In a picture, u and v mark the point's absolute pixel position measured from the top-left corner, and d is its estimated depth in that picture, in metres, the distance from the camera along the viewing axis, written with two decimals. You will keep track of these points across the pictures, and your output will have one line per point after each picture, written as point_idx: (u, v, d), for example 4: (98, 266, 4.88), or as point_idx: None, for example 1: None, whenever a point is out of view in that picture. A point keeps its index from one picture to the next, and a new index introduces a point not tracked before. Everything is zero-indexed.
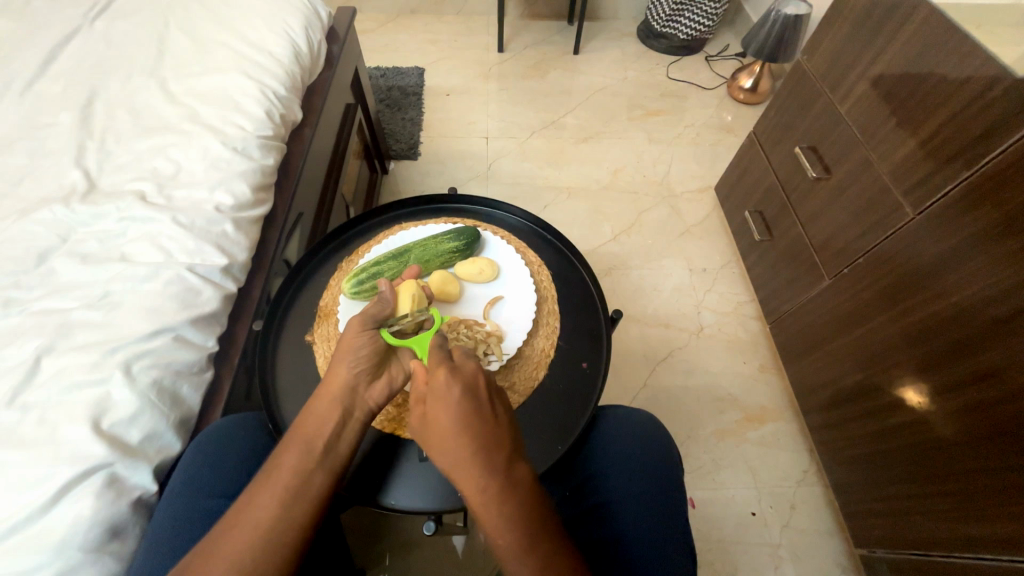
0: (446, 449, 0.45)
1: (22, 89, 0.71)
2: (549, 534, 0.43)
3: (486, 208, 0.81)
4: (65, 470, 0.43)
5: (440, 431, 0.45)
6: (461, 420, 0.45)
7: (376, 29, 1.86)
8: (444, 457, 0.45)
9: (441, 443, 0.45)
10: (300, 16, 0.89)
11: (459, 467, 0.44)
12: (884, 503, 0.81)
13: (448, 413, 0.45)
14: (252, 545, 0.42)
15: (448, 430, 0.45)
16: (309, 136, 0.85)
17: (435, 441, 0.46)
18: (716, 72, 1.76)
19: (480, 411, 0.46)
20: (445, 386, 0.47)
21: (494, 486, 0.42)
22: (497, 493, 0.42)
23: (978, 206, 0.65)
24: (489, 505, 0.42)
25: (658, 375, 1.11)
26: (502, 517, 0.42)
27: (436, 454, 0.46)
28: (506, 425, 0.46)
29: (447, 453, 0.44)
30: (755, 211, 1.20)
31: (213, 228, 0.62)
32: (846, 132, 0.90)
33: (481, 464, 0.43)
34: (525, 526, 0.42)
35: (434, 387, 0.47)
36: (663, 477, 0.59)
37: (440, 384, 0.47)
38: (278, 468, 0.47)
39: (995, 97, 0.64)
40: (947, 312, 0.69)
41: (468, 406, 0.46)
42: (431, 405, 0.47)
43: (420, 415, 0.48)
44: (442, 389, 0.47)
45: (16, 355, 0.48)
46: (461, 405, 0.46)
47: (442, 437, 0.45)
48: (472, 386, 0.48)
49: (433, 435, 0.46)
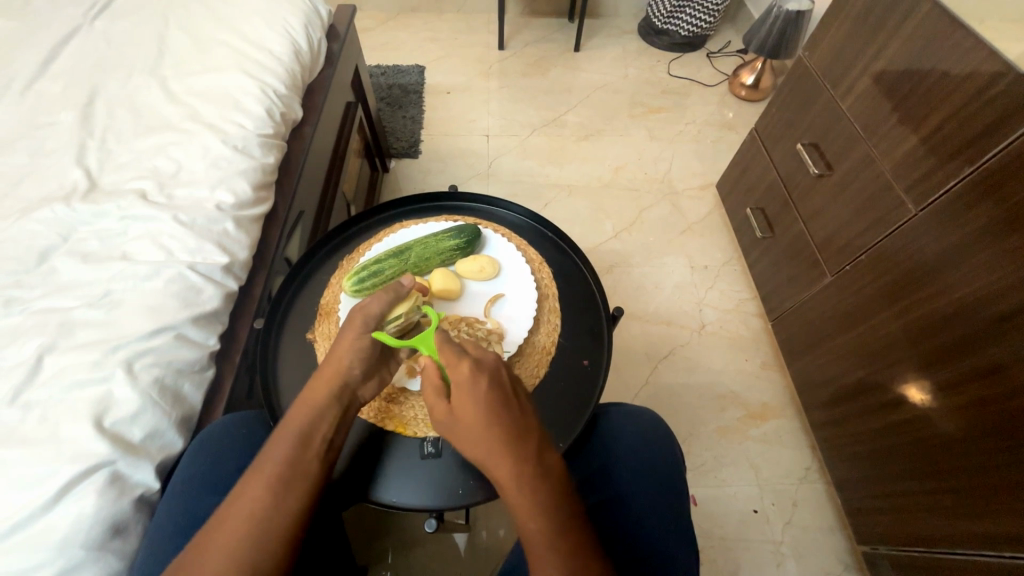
0: (475, 439, 0.45)
1: (22, 89, 0.71)
2: (575, 518, 0.43)
3: (488, 206, 0.81)
4: (67, 468, 0.43)
5: (467, 422, 0.46)
6: (488, 411, 0.45)
7: (376, 27, 1.86)
8: (474, 448, 0.45)
9: (470, 433, 0.45)
10: (300, 14, 0.89)
11: (489, 455, 0.44)
12: (887, 500, 0.81)
13: (475, 403, 0.46)
14: (248, 536, 0.42)
15: (476, 421, 0.45)
16: (309, 135, 0.85)
17: (463, 433, 0.46)
18: (717, 68, 1.75)
19: (505, 401, 0.47)
20: (470, 378, 0.47)
21: (524, 471, 0.43)
22: (527, 480, 0.43)
23: (980, 202, 0.65)
24: (519, 490, 0.43)
25: (659, 373, 1.10)
26: (533, 502, 0.42)
27: (464, 445, 0.46)
28: (531, 413, 0.47)
29: (476, 444, 0.45)
30: (756, 208, 1.19)
31: (213, 227, 0.62)
32: (847, 128, 0.90)
33: (512, 451, 0.44)
34: (554, 510, 0.42)
35: (458, 379, 0.47)
36: (664, 472, 0.59)
37: (465, 376, 0.47)
38: (270, 461, 0.47)
39: (998, 92, 0.64)
40: (949, 309, 0.68)
41: (494, 396, 0.46)
42: (456, 397, 0.47)
43: (444, 409, 0.48)
44: (467, 380, 0.47)
45: (17, 355, 0.48)
46: (488, 395, 0.46)
47: (471, 428, 0.45)
48: (496, 377, 0.48)
49: (461, 427, 0.46)
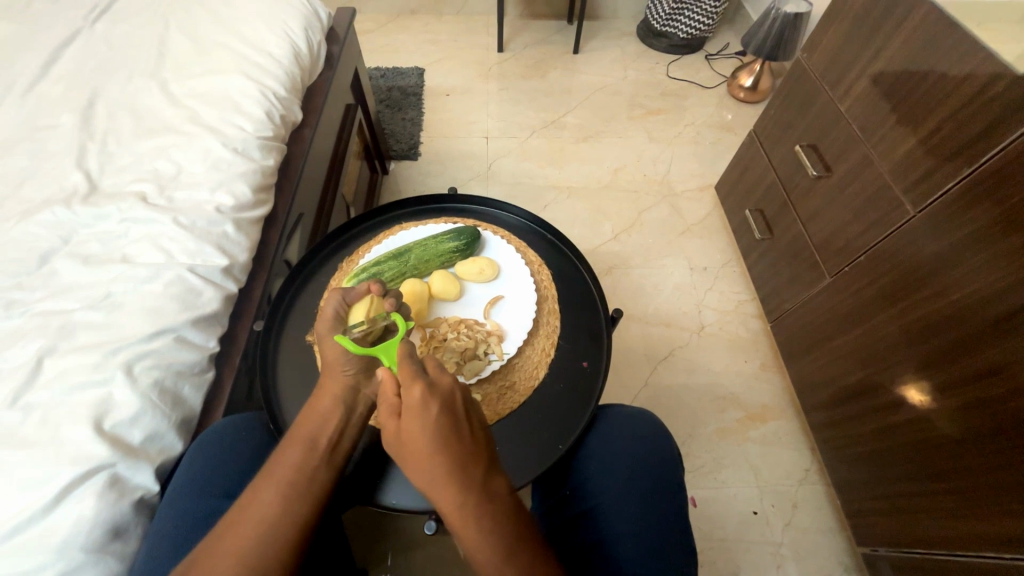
0: (423, 466, 0.41)
1: (24, 91, 0.71)
2: (532, 548, 0.40)
3: (489, 208, 0.81)
4: (67, 471, 0.43)
5: (417, 447, 0.42)
6: (437, 436, 0.42)
7: (376, 29, 1.86)
8: (420, 474, 0.41)
9: (417, 461, 0.42)
10: (300, 16, 0.89)
11: (435, 485, 0.40)
12: (886, 501, 0.81)
13: (424, 428, 0.42)
14: (261, 537, 0.42)
15: (424, 447, 0.42)
16: (309, 136, 0.85)
17: (411, 459, 0.42)
18: (716, 70, 1.76)
19: (458, 427, 0.43)
20: (421, 399, 0.44)
21: (473, 500, 0.40)
22: (474, 509, 0.39)
23: (978, 203, 0.65)
24: (468, 521, 0.39)
25: (658, 374, 1.10)
26: (481, 531, 0.39)
27: (412, 474, 0.42)
28: (484, 440, 0.44)
29: (423, 470, 0.41)
30: (755, 209, 1.20)
31: (213, 229, 0.62)
32: (846, 130, 0.90)
33: (460, 478, 0.40)
34: (504, 539, 0.39)
35: (409, 400, 0.44)
36: (664, 472, 0.59)
37: (416, 399, 0.44)
38: (282, 465, 0.47)
39: (995, 93, 0.64)
40: (947, 310, 0.69)
41: (447, 422, 0.43)
42: (406, 419, 0.43)
43: (394, 431, 0.44)
44: (418, 402, 0.43)
45: (16, 357, 0.48)
46: (439, 419, 0.43)
47: (419, 454, 0.42)
48: (449, 399, 0.45)
49: (408, 452, 0.43)
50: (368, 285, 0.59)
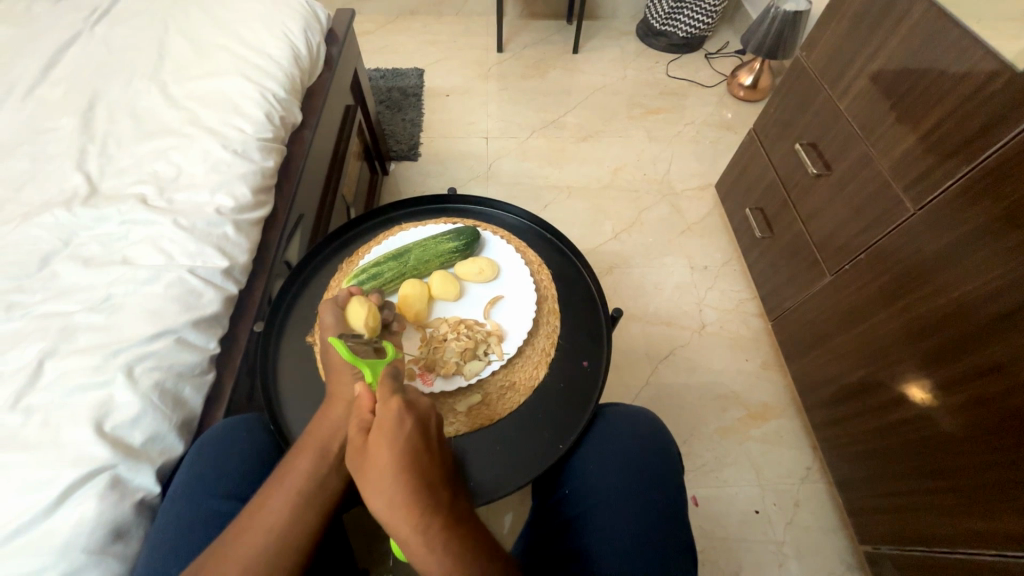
0: (384, 482, 0.41)
1: (24, 94, 0.71)
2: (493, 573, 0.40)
3: (488, 209, 0.81)
4: (67, 474, 0.43)
5: (380, 465, 0.42)
6: (406, 454, 0.43)
7: (376, 31, 1.87)
8: (379, 493, 0.41)
9: (379, 476, 0.42)
10: (298, 18, 0.89)
11: (397, 505, 0.40)
12: (888, 498, 0.81)
13: (394, 444, 0.43)
14: (268, 547, 0.42)
15: (390, 462, 0.42)
16: (309, 138, 0.86)
17: (372, 477, 0.42)
18: (715, 69, 1.76)
19: (425, 448, 0.45)
20: (397, 416, 0.45)
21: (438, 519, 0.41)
22: (435, 531, 0.40)
23: (978, 201, 0.65)
24: (427, 542, 0.39)
25: (659, 373, 1.10)
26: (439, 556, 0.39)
27: (370, 492, 0.42)
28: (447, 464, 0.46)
29: (382, 489, 0.41)
30: (756, 208, 1.19)
31: (213, 230, 0.62)
32: (845, 129, 0.90)
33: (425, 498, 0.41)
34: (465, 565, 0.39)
35: (384, 416, 0.45)
36: (663, 471, 0.60)
37: (391, 414, 0.45)
38: (293, 471, 0.47)
39: (994, 91, 0.64)
40: (948, 308, 0.69)
41: (417, 442, 0.44)
42: (376, 432, 0.44)
43: (357, 447, 0.45)
44: (393, 418, 0.45)
45: (17, 359, 0.49)
46: (410, 438, 0.44)
47: (382, 470, 0.42)
48: (423, 420, 0.47)
49: (371, 469, 0.43)
50: (351, 291, 0.61)
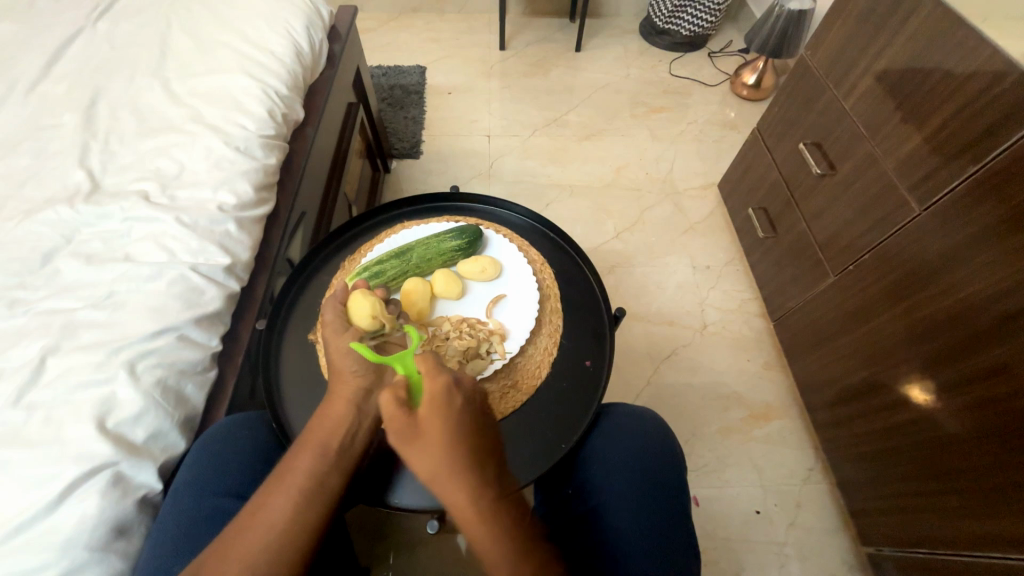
0: (437, 454, 0.44)
1: (26, 91, 0.71)
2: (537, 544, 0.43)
3: (491, 207, 0.81)
4: (69, 471, 0.43)
5: (433, 442, 0.45)
6: (458, 428, 0.46)
7: (378, 28, 1.86)
8: (431, 464, 0.44)
9: (433, 448, 0.45)
10: (301, 14, 0.89)
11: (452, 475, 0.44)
12: (892, 500, 0.81)
13: (445, 420, 0.46)
14: (268, 545, 0.41)
15: (443, 435, 0.45)
16: (311, 135, 0.85)
17: (424, 448, 0.45)
18: (719, 68, 1.75)
19: (473, 424, 0.48)
20: (445, 394, 0.48)
21: (490, 492, 0.44)
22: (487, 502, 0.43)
23: (984, 202, 0.64)
24: (479, 513, 0.42)
25: (661, 373, 1.10)
26: (494, 529, 0.42)
27: (422, 462, 0.45)
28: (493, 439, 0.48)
29: (435, 460, 0.44)
30: (759, 208, 1.19)
31: (216, 228, 0.62)
32: (850, 128, 0.90)
33: (476, 471, 0.44)
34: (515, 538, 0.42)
35: (433, 393, 0.48)
36: (668, 471, 0.59)
37: (440, 392, 0.48)
38: (293, 470, 0.47)
39: (1001, 91, 0.64)
40: (954, 310, 0.68)
41: (465, 419, 0.47)
42: (428, 408, 0.47)
43: (403, 427, 0.46)
44: (443, 396, 0.48)
45: (20, 357, 0.48)
46: (460, 413, 0.47)
47: (435, 442, 0.45)
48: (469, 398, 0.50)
49: (424, 443, 0.45)
50: (355, 284, 0.61)
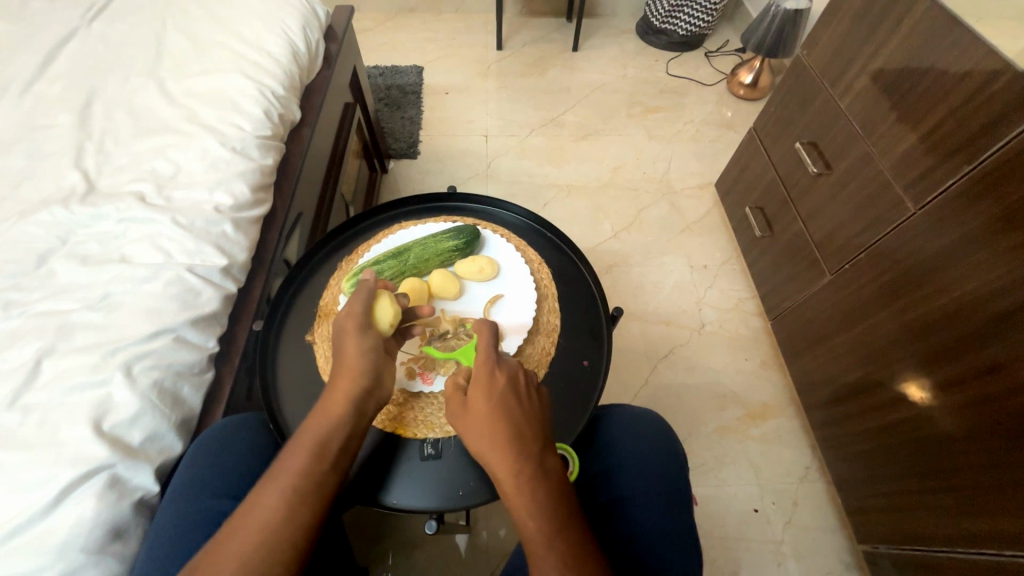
0: (481, 432, 0.49)
1: (20, 91, 0.71)
2: (572, 517, 0.46)
3: (488, 207, 0.81)
4: (65, 473, 0.43)
5: (477, 421, 0.49)
6: (499, 408, 0.50)
7: (375, 28, 1.86)
8: (478, 441, 0.49)
9: (478, 427, 0.49)
10: (298, 14, 0.89)
11: (494, 451, 0.48)
12: (887, 498, 0.81)
13: (489, 400, 0.50)
14: (262, 544, 0.41)
15: (486, 415, 0.49)
16: (308, 135, 0.85)
17: (472, 426, 0.50)
18: (716, 68, 1.76)
19: (516, 403, 0.51)
20: (489, 376, 0.52)
21: (527, 473, 0.46)
22: (526, 478, 0.46)
23: (980, 201, 0.64)
24: (519, 488, 0.46)
25: (658, 372, 1.10)
26: (528, 505, 0.45)
27: (471, 438, 0.50)
28: (537, 416, 0.51)
29: (480, 437, 0.49)
30: (756, 207, 1.19)
31: (212, 228, 0.62)
32: (846, 128, 0.90)
33: (516, 451, 0.47)
34: (549, 511, 0.45)
35: (478, 375, 0.52)
36: (671, 470, 0.60)
37: (483, 374, 0.52)
38: (285, 469, 0.47)
39: (995, 91, 0.64)
40: (948, 308, 0.69)
41: (508, 398, 0.51)
42: (473, 390, 0.51)
43: (456, 407, 0.52)
44: (486, 378, 0.52)
45: (15, 359, 0.48)
46: (501, 394, 0.51)
47: (479, 422, 0.49)
48: (513, 378, 0.52)
49: (471, 421, 0.50)
50: (380, 283, 0.60)
